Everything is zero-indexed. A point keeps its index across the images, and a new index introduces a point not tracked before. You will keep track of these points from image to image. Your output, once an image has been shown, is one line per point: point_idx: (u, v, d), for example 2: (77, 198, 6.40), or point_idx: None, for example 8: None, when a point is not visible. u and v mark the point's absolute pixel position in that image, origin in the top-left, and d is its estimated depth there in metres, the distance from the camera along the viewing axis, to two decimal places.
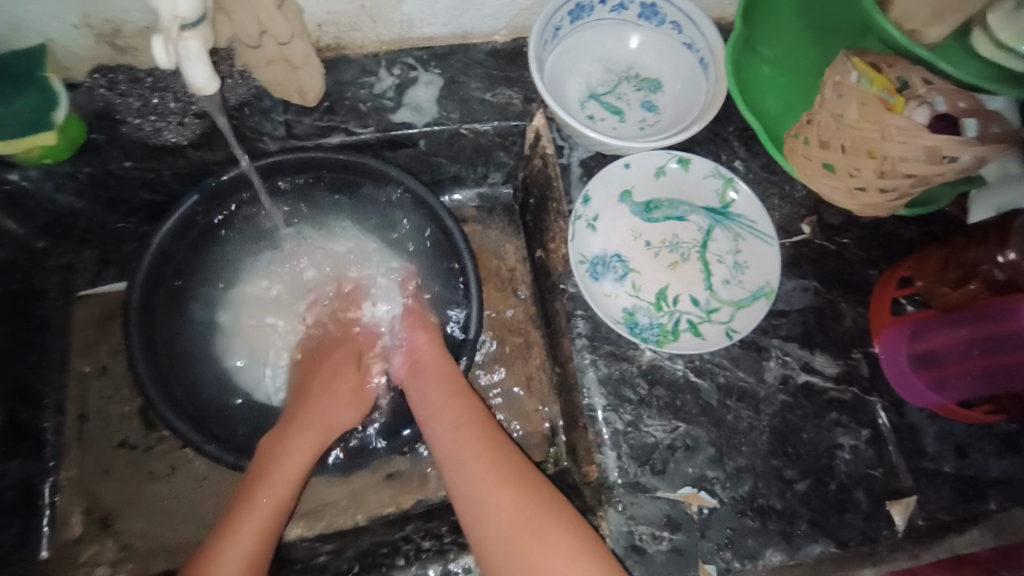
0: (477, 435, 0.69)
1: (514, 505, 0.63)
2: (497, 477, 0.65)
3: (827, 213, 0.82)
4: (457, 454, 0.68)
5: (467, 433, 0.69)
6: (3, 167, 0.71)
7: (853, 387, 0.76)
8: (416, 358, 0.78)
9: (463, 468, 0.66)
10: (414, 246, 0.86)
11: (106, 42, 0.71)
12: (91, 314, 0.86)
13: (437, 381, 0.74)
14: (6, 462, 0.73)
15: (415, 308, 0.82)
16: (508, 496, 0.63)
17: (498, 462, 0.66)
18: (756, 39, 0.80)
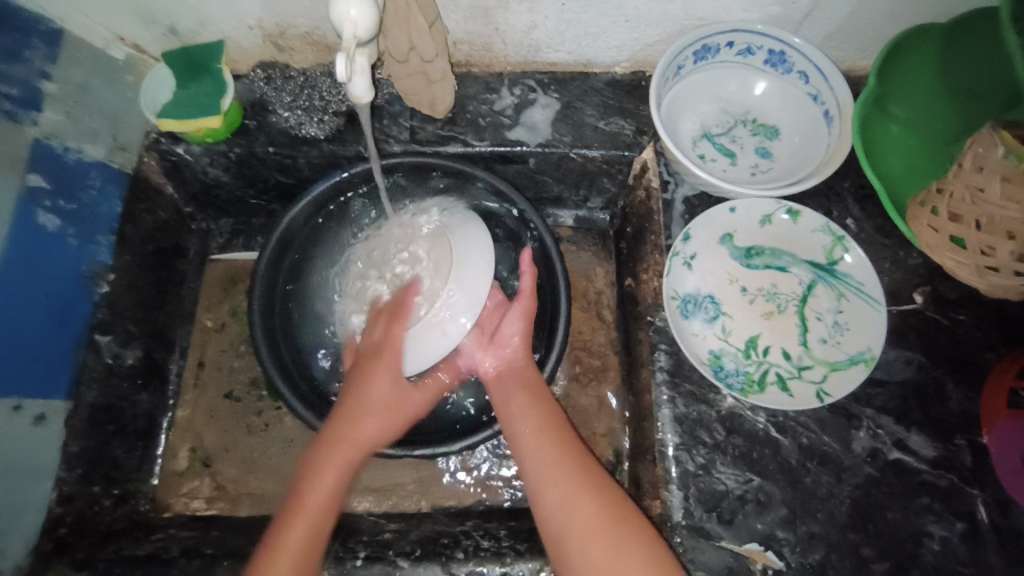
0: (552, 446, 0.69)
1: (584, 520, 0.63)
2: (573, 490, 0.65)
3: (943, 285, 0.78)
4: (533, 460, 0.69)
5: (546, 440, 0.70)
6: (173, 140, 0.83)
7: (951, 473, 0.71)
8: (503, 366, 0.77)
9: (537, 474, 0.68)
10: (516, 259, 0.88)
11: (272, 42, 0.81)
12: (218, 276, 0.96)
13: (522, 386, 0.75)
14: (134, 395, 0.82)
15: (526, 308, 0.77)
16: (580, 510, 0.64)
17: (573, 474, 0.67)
18: (887, 99, 0.77)
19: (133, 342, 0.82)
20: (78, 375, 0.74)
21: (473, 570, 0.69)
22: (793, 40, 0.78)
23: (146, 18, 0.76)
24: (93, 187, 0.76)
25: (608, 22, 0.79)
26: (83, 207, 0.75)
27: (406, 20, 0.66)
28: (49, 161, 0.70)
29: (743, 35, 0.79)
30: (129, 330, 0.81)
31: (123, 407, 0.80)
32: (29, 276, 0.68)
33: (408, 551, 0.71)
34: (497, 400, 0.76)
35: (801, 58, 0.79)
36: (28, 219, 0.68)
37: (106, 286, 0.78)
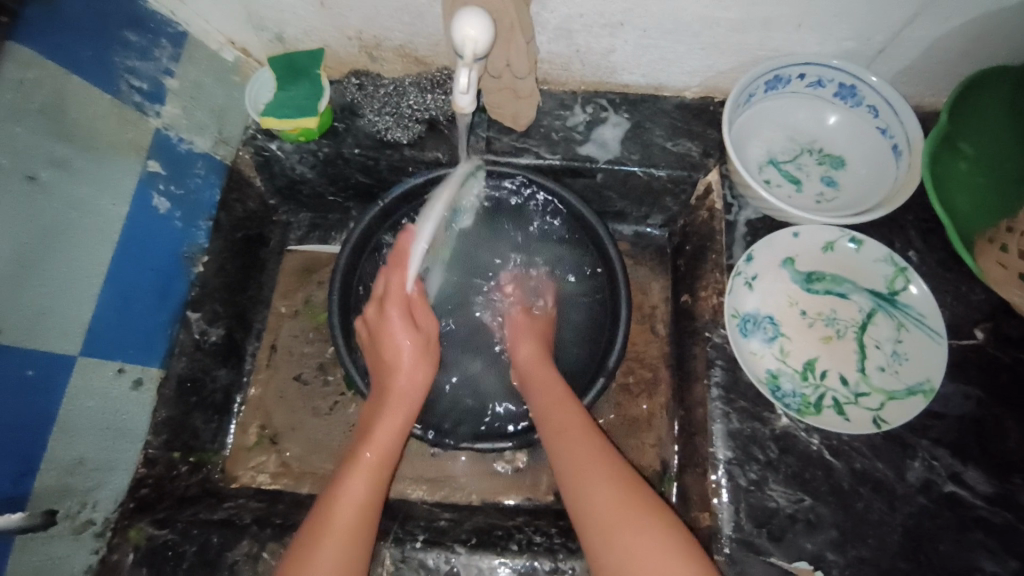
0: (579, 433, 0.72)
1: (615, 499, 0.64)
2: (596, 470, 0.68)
3: (1005, 323, 0.78)
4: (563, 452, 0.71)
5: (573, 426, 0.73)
6: (269, 137, 0.89)
7: (1006, 511, 0.71)
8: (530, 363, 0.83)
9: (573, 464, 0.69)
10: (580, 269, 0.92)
11: (366, 52, 0.87)
12: (294, 266, 1.02)
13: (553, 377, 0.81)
14: (215, 370, 0.88)
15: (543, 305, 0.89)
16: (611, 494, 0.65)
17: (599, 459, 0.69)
18: (955, 137, 0.78)
19: (218, 321, 0.87)
20: (171, 347, 0.80)
21: (528, 563, 0.71)
22: (866, 76, 0.80)
23: (257, 26, 0.83)
24: (199, 175, 0.83)
25: (685, 49, 0.82)
26: (189, 193, 0.82)
27: (508, 45, 0.70)
28: (165, 150, 0.78)
29: (816, 68, 0.82)
30: (215, 310, 0.87)
31: (206, 380, 0.86)
32: (141, 252, 0.75)
33: (465, 538, 0.74)
34: (529, 402, 0.81)
35: (872, 93, 0.81)
36: (143, 201, 0.75)
37: (201, 267, 0.84)
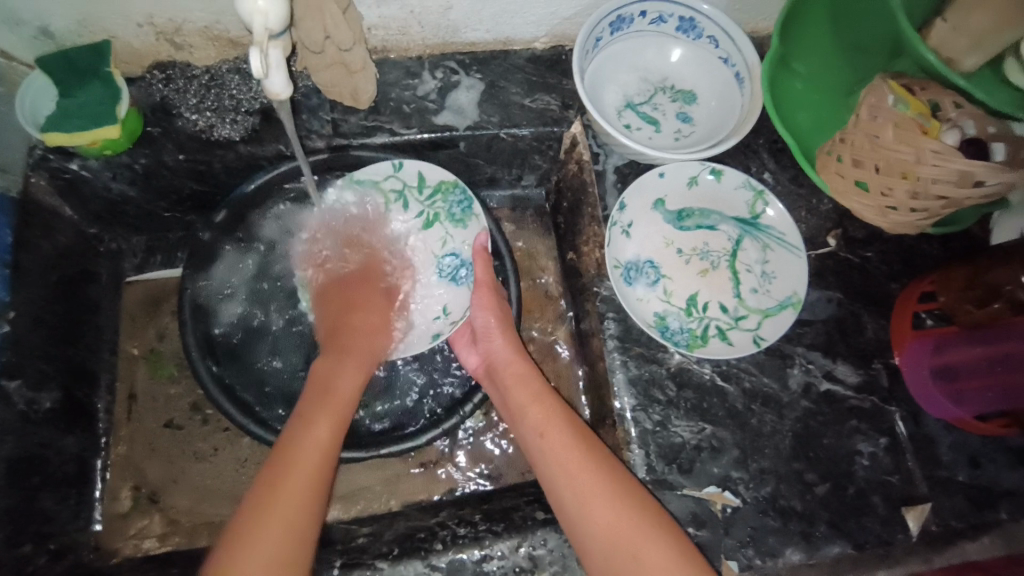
0: (544, 396, 0.74)
1: (579, 460, 0.67)
2: (590, 485, 0.65)
3: (851, 226, 0.84)
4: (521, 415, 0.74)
5: (524, 393, 0.75)
6: (64, 156, 0.75)
7: (873, 395, 0.79)
8: (490, 355, 0.79)
9: (540, 426, 0.72)
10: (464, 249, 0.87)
11: (166, 39, 0.74)
12: (137, 299, 0.89)
13: (515, 380, 0.76)
14: (59, 439, 0.75)
15: (487, 282, 0.79)
16: (576, 455, 0.68)
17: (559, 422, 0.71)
18: (789, 57, 0.82)
19: (49, 383, 0.74)
20: None
21: (454, 558, 0.69)
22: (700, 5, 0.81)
23: (12, 20, 0.68)
24: None
25: None
26: None
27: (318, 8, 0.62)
28: None
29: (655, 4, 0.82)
30: (44, 370, 0.73)
31: (49, 453, 0.73)
32: None
33: (386, 552, 0.70)
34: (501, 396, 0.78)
35: (710, 23, 0.82)
36: None
37: (9, 325, 0.70)
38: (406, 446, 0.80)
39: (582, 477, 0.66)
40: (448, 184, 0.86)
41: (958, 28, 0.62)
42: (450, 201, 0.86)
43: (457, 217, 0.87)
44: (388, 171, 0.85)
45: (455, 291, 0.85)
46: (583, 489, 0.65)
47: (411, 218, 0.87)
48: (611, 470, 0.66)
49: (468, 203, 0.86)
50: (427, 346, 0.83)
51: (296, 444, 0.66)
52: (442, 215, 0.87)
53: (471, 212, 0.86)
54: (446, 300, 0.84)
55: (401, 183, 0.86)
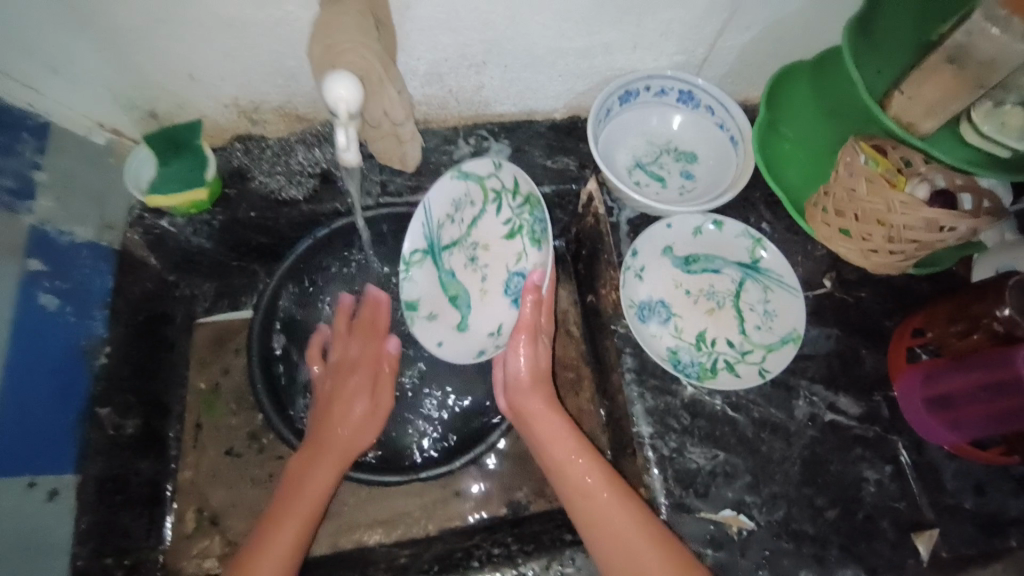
0: (577, 462, 0.78)
1: (626, 531, 0.71)
2: (624, 540, 0.70)
3: (846, 269, 0.93)
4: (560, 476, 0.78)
5: (563, 453, 0.79)
6: (157, 216, 0.88)
7: (875, 425, 0.84)
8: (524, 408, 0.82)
9: (581, 492, 0.76)
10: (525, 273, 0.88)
11: (246, 117, 0.89)
12: (206, 337, 1.02)
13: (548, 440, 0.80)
14: (136, 462, 0.84)
15: (529, 326, 0.81)
16: (622, 523, 0.71)
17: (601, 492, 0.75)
18: (779, 120, 0.93)
19: (131, 412, 0.84)
20: (83, 451, 0.77)
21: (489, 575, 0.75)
22: (698, 81, 0.93)
23: (126, 106, 0.83)
24: (87, 266, 0.82)
25: (545, 77, 0.91)
26: (77, 286, 0.80)
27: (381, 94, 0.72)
28: (42, 246, 0.76)
29: (658, 80, 0.93)
30: (127, 399, 0.84)
31: (128, 474, 0.82)
32: (30, 358, 0.72)
33: (427, 568, 0.78)
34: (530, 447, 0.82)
35: (706, 95, 0.94)
36: (27, 301, 0.73)
37: (105, 358, 0.82)
38: (443, 468, 0.86)
39: (618, 525, 0.71)
40: (535, 200, 0.85)
41: (913, 97, 0.72)
42: (534, 218, 0.86)
43: (536, 235, 0.86)
44: (489, 170, 0.88)
45: (509, 311, 0.90)
46: (616, 552, 0.70)
47: (500, 224, 0.90)
48: (655, 535, 0.70)
49: (545, 226, 0.84)
50: (472, 360, 0.91)
51: (261, 550, 0.72)
52: (526, 228, 0.88)
53: (543, 237, 0.85)
54: (501, 317, 0.91)
55: (500, 184, 0.88)
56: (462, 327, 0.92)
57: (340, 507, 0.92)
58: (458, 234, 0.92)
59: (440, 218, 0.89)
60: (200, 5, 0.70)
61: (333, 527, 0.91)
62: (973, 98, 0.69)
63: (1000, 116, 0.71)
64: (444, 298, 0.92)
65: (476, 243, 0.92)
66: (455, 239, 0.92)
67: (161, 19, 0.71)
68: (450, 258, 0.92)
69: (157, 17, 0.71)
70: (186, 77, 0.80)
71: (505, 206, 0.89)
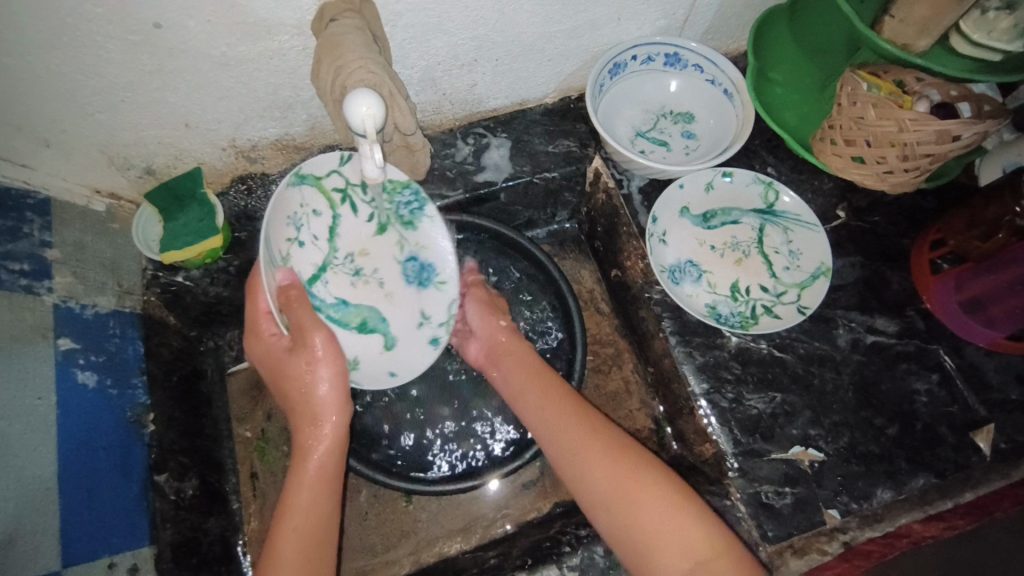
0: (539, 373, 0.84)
1: (570, 428, 0.76)
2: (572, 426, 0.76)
3: (854, 198, 0.95)
4: (543, 424, 0.78)
5: (514, 372, 0.85)
6: (171, 272, 0.86)
7: (914, 338, 0.87)
8: (486, 342, 0.90)
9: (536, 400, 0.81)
10: (432, 261, 0.87)
11: (243, 156, 0.86)
12: (241, 387, 0.99)
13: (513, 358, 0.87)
14: (205, 522, 0.82)
15: (484, 295, 0.93)
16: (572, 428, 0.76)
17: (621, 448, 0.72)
18: (767, 68, 0.95)
19: (188, 473, 0.82)
20: (153, 520, 0.75)
21: (585, 557, 0.77)
22: (682, 42, 0.95)
23: (123, 166, 0.81)
24: (116, 335, 0.80)
25: (534, 65, 0.91)
26: (111, 357, 0.78)
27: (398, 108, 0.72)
28: (73, 322, 0.75)
29: (642, 48, 0.95)
30: (185, 460, 0.82)
31: (201, 535, 0.80)
32: (88, 436, 0.71)
33: (522, 563, 0.77)
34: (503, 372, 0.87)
35: (692, 54, 0.96)
36: (67, 382, 0.71)
37: (151, 425, 0.80)
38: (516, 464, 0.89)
39: (562, 423, 0.77)
40: (396, 183, 0.82)
41: (905, 20, 0.76)
42: (398, 202, 0.83)
43: (408, 218, 0.85)
44: (333, 165, 0.78)
45: (425, 297, 0.88)
46: (569, 440, 0.75)
47: (363, 224, 0.84)
48: (597, 427, 0.75)
49: (419, 204, 0.84)
50: (433, 353, 0.87)
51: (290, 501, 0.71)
52: (392, 217, 0.85)
53: (422, 214, 0.84)
54: (428, 308, 0.88)
55: (343, 181, 0.80)
56: (391, 344, 0.87)
57: (415, 524, 0.92)
58: (323, 258, 0.82)
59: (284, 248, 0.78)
60: (190, 49, 0.68)
61: (411, 545, 0.91)
62: (963, 11, 0.74)
63: (987, 24, 0.76)
64: (352, 334, 0.84)
65: (348, 255, 0.84)
66: (320, 266, 0.82)
67: (153, 71, 0.69)
68: (322, 290, 0.82)
69: (148, 69, 0.69)
70: (180, 125, 0.78)
71: (356, 206, 0.82)
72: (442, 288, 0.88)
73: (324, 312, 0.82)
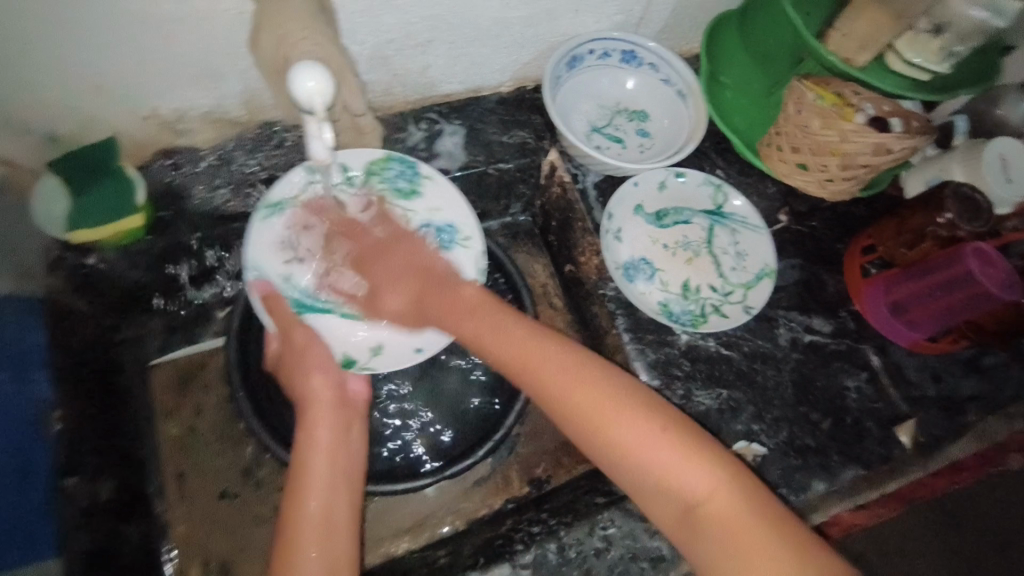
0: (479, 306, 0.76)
1: (571, 368, 0.67)
2: (556, 362, 0.68)
3: (795, 202, 0.99)
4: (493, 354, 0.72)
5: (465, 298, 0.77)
6: (81, 253, 0.76)
7: (846, 338, 0.92)
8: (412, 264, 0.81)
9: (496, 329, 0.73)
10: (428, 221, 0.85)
11: (168, 127, 0.77)
12: (166, 379, 0.90)
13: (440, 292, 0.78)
14: (118, 529, 0.74)
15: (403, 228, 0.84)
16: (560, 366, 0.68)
17: (602, 403, 0.64)
18: (717, 71, 0.97)
19: (98, 479, 0.74)
20: (58, 530, 0.69)
21: (537, 554, 0.74)
22: (638, 40, 0.96)
23: (20, 129, 0.70)
24: (12, 321, 0.74)
25: (492, 51, 0.88)
26: None
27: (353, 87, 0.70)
28: None
29: (600, 43, 0.94)
30: (92, 465, 0.73)
31: (117, 544, 0.73)
32: None
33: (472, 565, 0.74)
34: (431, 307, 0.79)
35: (648, 53, 0.97)
36: None
37: (58, 424, 0.72)
38: (465, 464, 0.85)
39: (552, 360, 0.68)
40: (378, 162, 0.83)
41: (848, 34, 0.80)
42: (388, 179, 0.84)
43: (404, 189, 0.85)
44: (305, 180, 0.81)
45: (444, 255, 0.85)
46: (565, 381, 0.66)
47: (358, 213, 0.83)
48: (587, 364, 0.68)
49: (411, 171, 0.85)
50: None
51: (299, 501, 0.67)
52: (388, 194, 0.85)
53: (417, 178, 0.86)
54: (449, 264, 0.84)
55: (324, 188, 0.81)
56: None
57: None
58: (325, 264, 0.83)
59: (282, 272, 0.80)
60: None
61: None
62: (896, 31, 0.79)
63: (920, 44, 0.80)
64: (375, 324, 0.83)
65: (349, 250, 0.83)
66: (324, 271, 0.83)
67: (61, 21, 0.60)
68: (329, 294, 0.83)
69: (52, 19, 0.60)
70: (94, 87, 0.69)
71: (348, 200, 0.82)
72: (466, 244, 0.85)
73: (340, 312, 0.83)
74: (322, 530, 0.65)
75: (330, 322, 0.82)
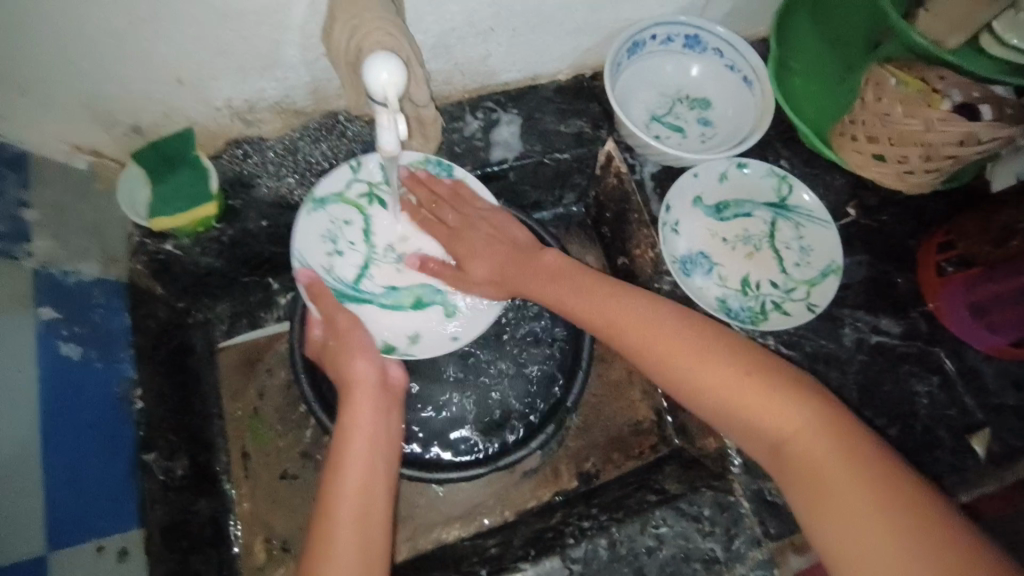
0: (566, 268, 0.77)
1: (670, 333, 0.67)
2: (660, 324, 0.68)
3: (865, 196, 0.94)
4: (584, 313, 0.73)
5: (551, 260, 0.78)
6: (160, 239, 0.81)
7: (917, 340, 0.87)
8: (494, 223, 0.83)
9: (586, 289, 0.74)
10: None
11: (239, 117, 0.80)
12: (234, 362, 0.95)
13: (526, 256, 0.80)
14: (193, 503, 0.79)
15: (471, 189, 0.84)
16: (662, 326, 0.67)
17: (717, 363, 0.64)
18: (786, 57, 0.93)
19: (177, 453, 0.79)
20: (139, 502, 0.73)
21: (588, 549, 0.74)
22: (703, 23, 0.92)
23: (107, 121, 0.75)
24: (100, 305, 0.77)
25: (552, 38, 0.87)
26: (95, 329, 0.75)
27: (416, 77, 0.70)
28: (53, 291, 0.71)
29: (663, 27, 0.91)
30: (172, 439, 0.79)
31: (187, 519, 0.77)
32: (71, 418, 0.69)
33: (524, 554, 0.76)
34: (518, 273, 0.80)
35: (713, 37, 0.93)
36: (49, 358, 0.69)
37: (140, 402, 0.77)
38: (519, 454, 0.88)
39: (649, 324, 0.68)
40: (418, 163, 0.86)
41: (937, 13, 0.75)
42: None
43: None
44: (347, 176, 0.84)
45: None
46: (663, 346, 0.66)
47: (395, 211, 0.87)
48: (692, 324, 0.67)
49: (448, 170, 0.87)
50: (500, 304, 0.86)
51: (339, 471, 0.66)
52: None
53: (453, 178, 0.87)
54: None
55: (365, 185, 0.85)
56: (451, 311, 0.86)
57: (411, 508, 0.92)
58: (364, 256, 0.85)
59: (325, 263, 0.83)
60: None
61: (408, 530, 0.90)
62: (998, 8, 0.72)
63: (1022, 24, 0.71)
64: (410, 314, 0.85)
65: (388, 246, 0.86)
66: (363, 265, 0.86)
67: (146, 17, 0.63)
68: (370, 285, 0.85)
69: (141, 15, 0.63)
70: (174, 80, 0.72)
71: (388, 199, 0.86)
72: None
73: (378, 302, 0.85)
74: (357, 504, 0.63)
75: (370, 312, 0.84)
